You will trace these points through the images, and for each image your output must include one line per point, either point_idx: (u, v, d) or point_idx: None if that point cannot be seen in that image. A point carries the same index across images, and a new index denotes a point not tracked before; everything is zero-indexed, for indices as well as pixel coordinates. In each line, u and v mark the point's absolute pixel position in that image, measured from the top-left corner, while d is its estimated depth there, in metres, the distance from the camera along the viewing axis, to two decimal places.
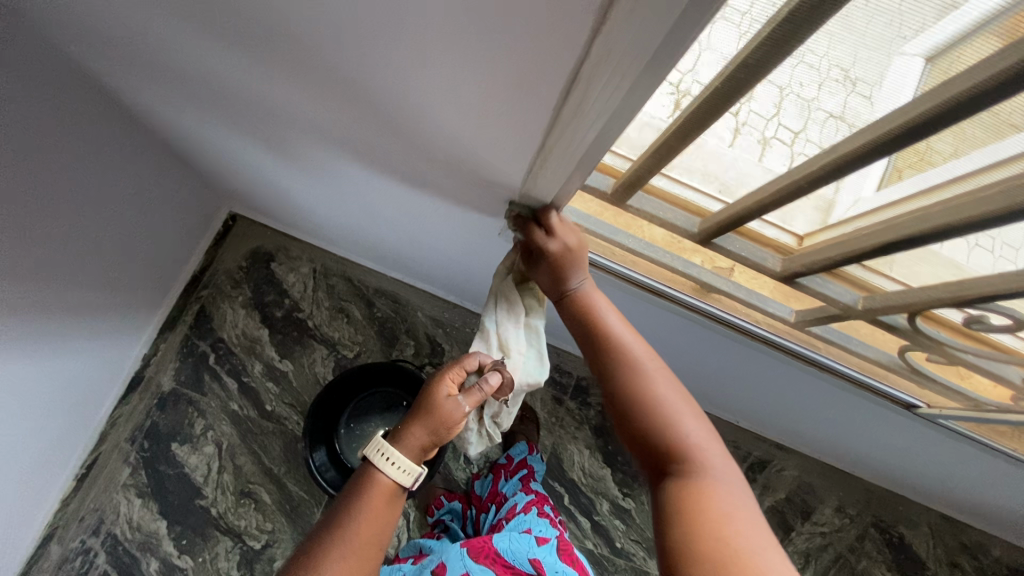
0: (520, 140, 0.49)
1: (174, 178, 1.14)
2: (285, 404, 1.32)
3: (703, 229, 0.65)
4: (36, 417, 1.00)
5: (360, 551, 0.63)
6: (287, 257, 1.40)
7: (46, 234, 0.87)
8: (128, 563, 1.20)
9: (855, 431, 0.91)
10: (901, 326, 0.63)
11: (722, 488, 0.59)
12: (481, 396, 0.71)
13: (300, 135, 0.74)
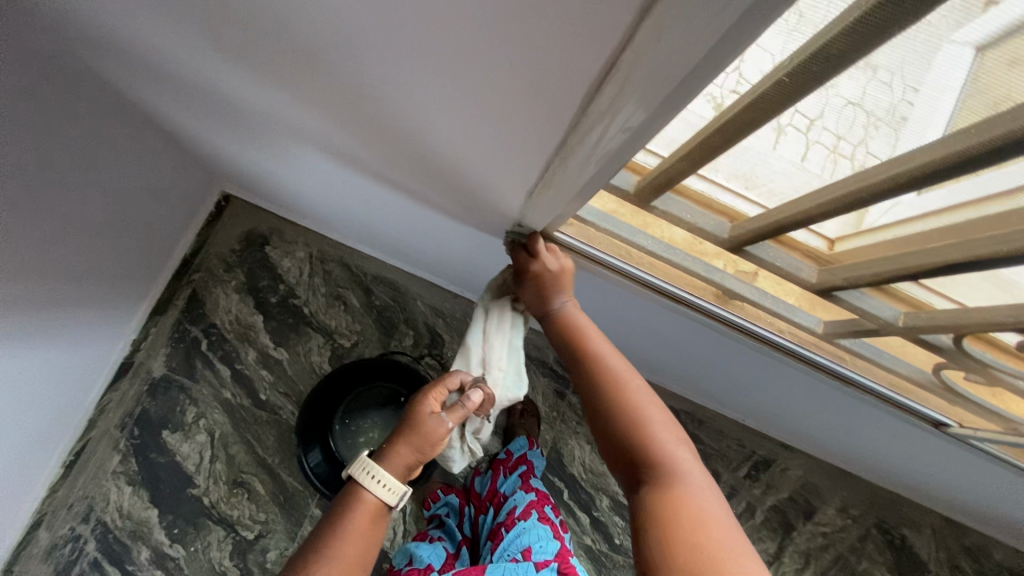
0: (537, 138, 0.44)
1: (163, 157, 1.08)
2: (279, 393, 1.28)
3: (735, 235, 0.60)
4: (23, 408, 0.96)
5: (345, 570, 0.59)
6: (283, 241, 1.35)
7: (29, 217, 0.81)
8: (118, 551, 1.18)
9: (872, 441, 0.87)
10: (947, 347, 0.57)
11: (694, 492, 0.56)
12: (464, 414, 0.69)
13: (294, 119, 0.68)
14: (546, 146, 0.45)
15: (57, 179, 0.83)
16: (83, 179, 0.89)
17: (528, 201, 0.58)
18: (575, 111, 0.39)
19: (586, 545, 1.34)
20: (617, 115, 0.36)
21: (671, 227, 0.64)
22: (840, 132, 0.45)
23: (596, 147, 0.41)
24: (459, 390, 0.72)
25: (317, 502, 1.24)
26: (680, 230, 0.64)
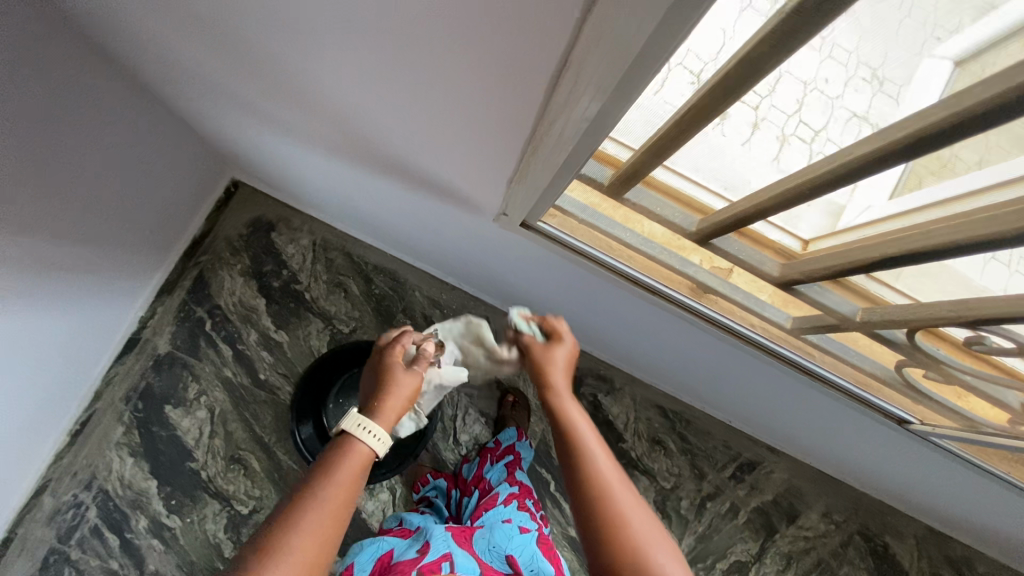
0: (513, 126, 0.48)
1: (176, 140, 1.13)
2: (278, 374, 1.32)
3: (701, 228, 0.63)
4: (34, 373, 1.01)
5: (337, 514, 0.57)
6: (288, 228, 1.39)
7: (45, 187, 0.86)
8: (118, 519, 1.22)
9: (846, 440, 0.90)
10: (901, 342, 0.60)
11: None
12: (426, 362, 0.81)
13: (299, 107, 0.72)
14: (519, 135, 0.49)
15: (71, 153, 0.88)
16: (97, 156, 0.94)
17: (508, 184, 0.61)
18: (540, 101, 0.42)
19: (570, 536, 1.36)
20: (575, 106, 0.40)
21: (650, 223, 0.67)
22: (807, 118, 0.47)
23: (563, 136, 0.45)
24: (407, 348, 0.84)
25: None
26: (659, 227, 0.68)
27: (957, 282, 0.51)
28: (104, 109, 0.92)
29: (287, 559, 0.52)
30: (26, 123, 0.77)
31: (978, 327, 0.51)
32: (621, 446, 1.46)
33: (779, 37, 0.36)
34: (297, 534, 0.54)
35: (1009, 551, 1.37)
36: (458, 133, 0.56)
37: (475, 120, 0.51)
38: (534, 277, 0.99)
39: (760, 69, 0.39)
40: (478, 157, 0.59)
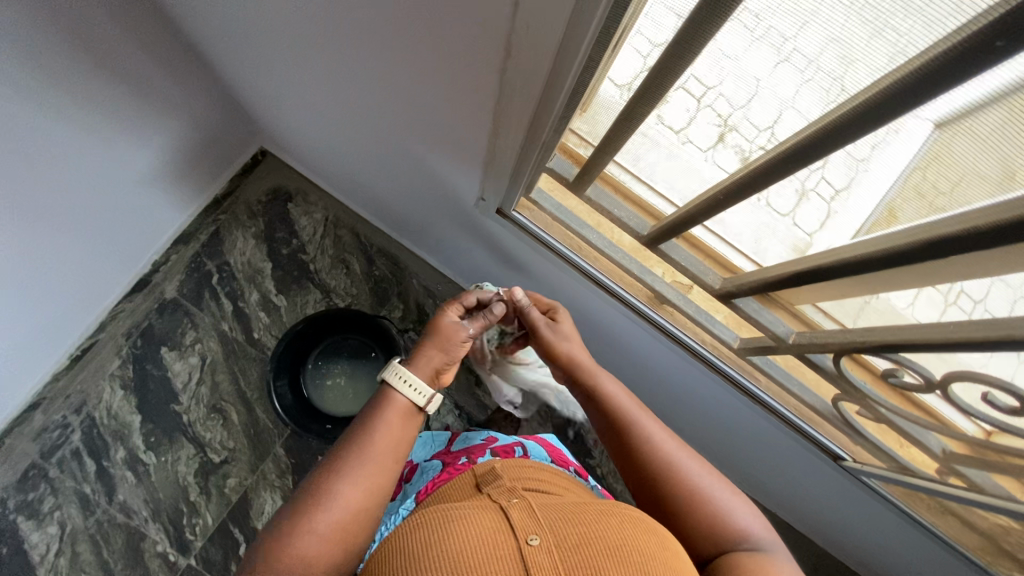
0: (484, 99, 0.56)
1: (214, 102, 1.22)
2: (271, 335, 1.39)
3: (652, 232, 0.68)
4: (50, 292, 1.09)
5: (380, 457, 0.63)
6: (305, 201, 1.47)
7: (85, 122, 0.94)
8: (99, 446, 1.29)
9: (793, 477, 0.91)
10: (829, 368, 0.66)
11: (777, 559, 0.58)
12: (486, 323, 0.82)
13: (321, 78, 0.79)
14: (490, 108, 0.57)
15: (116, 100, 0.98)
16: (140, 104, 1.04)
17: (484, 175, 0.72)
18: (501, 75, 0.50)
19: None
20: (536, 83, 0.47)
21: (620, 231, 0.74)
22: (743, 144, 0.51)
23: (522, 107, 0.52)
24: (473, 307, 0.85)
25: (284, 442, 1.34)
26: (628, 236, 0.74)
27: (891, 314, 0.55)
28: (151, 62, 1.01)
29: (336, 501, 0.58)
30: (82, 65, 0.88)
31: (889, 354, 0.57)
32: (588, 461, 1.44)
33: (680, 41, 0.43)
34: (343, 479, 0.60)
35: None
36: (451, 111, 0.63)
37: (462, 93, 0.57)
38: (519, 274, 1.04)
39: (669, 69, 0.46)
40: (469, 137, 0.66)
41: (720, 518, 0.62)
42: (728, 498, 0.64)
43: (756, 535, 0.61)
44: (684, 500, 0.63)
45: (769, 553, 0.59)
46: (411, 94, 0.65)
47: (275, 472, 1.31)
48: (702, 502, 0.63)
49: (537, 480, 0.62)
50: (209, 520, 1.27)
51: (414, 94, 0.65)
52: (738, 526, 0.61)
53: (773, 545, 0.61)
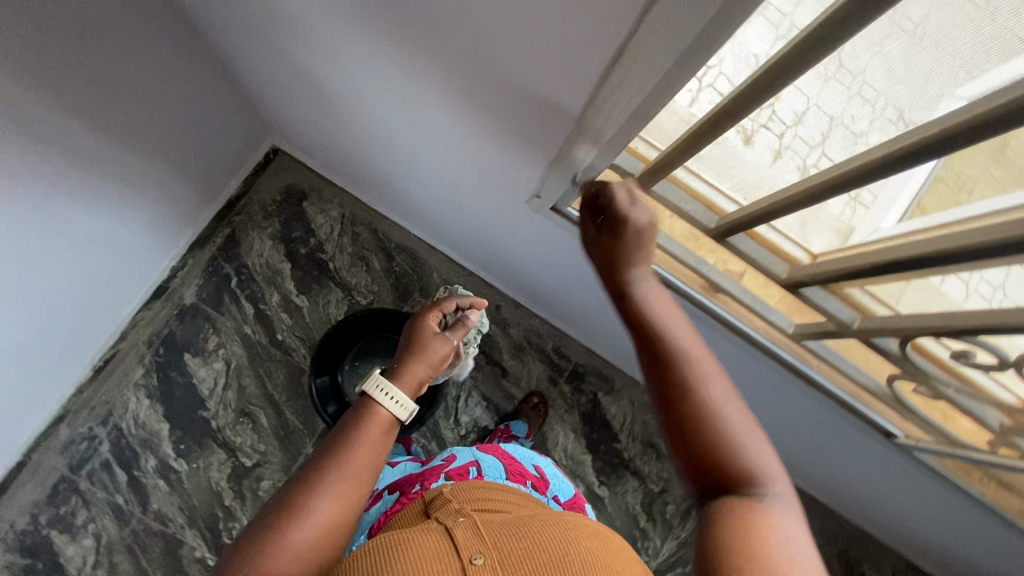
0: (567, 95, 0.56)
1: (228, 97, 1.19)
2: (295, 336, 1.38)
3: (719, 225, 0.69)
4: (75, 296, 1.07)
5: (359, 473, 0.59)
6: (320, 198, 1.45)
7: (103, 117, 0.91)
8: (129, 456, 1.28)
9: (835, 452, 0.93)
10: (893, 352, 0.65)
11: (789, 524, 0.48)
12: (466, 329, 0.79)
13: (364, 67, 0.78)
14: (569, 100, 0.56)
15: (132, 99, 0.95)
16: (155, 102, 1.01)
17: (553, 171, 0.72)
18: (599, 75, 0.50)
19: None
20: (637, 80, 0.48)
21: (674, 218, 0.73)
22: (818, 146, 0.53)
23: (618, 105, 0.52)
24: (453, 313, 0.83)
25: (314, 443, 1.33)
26: (680, 223, 0.74)
27: (946, 297, 0.56)
28: (164, 57, 0.98)
29: (309, 518, 0.55)
30: (97, 62, 0.85)
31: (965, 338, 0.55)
32: (614, 446, 1.46)
33: (792, 60, 0.42)
34: (318, 495, 0.56)
35: None
36: (514, 103, 0.62)
37: (534, 87, 0.57)
38: (557, 259, 1.04)
39: (769, 87, 0.46)
40: (533, 129, 0.66)
41: (737, 464, 0.50)
42: (756, 448, 0.51)
43: (776, 492, 0.50)
44: (704, 438, 0.51)
45: (783, 515, 0.48)
46: (469, 86, 0.65)
47: None
48: (719, 443, 0.51)
49: (491, 500, 0.60)
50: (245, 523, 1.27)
51: (473, 84, 0.64)
52: (756, 478, 0.50)
53: (793, 514, 0.49)
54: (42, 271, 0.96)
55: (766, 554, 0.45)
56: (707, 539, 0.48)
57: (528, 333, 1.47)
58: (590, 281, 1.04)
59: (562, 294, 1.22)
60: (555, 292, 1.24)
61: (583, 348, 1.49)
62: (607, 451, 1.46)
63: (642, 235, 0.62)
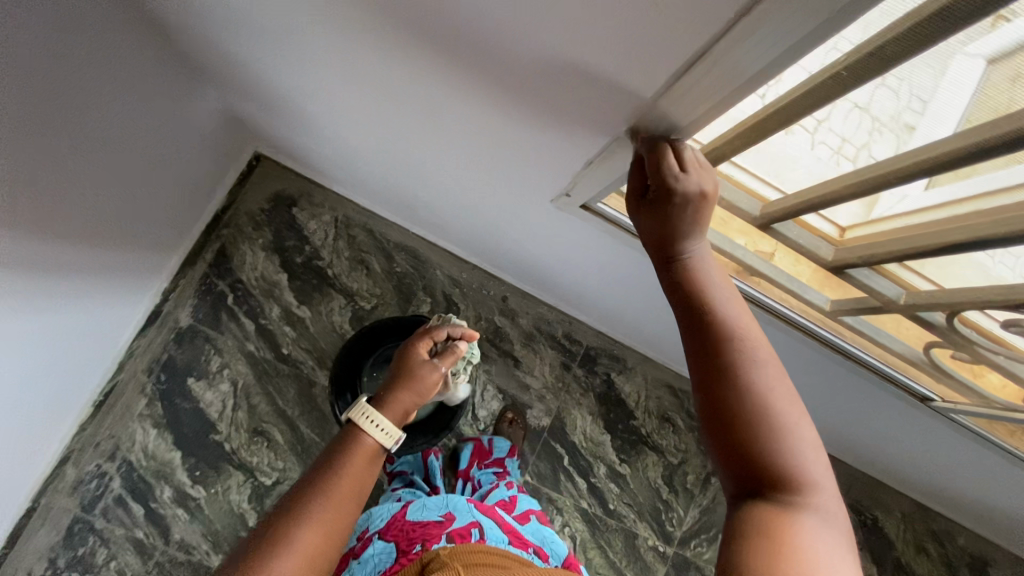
0: (620, 97, 0.54)
1: (203, 103, 1.11)
2: (301, 349, 1.34)
3: (765, 214, 0.67)
4: (68, 329, 1.01)
5: (341, 502, 0.60)
6: (310, 203, 1.39)
7: (76, 135, 0.83)
8: (143, 488, 1.24)
9: (863, 399, 0.95)
10: (939, 325, 0.66)
11: (823, 529, 0.48)
12: (455, 358, 0.81)
13: (366, 64, 0.73)
14: (614, 89, 0.53)
15: (106, 117, 0.88)
16: (131, 116, 0.94)
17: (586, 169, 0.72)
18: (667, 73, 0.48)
19: (525, 481, 1.40)
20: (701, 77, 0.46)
21: None
22: (847, 134, 0.55)
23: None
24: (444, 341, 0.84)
25: None
26: None
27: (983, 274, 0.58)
28: (136, 68, 0.91)
29: (290, 547, 0.55)
30: (69, 80, 0.78)
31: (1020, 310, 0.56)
32: (631, 423, 1.45)
33: (884, 57, 0.41)
34: (300, 525, 0.56)
35: (1004, 531, 1.39)
36: (546, 98, 0.60)
37: (572, 85, 0.55)
38: (571, 249, 1.02)
39: (844, 89, 0.44)
40: (568, 126, 0.63)
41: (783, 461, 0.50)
42: (801, 447, 0.51)
43: (814, 492, 0.49)
44: (750, 430, 0.51)
45: (817, 516, 0.48)
46: (495, 81, 0.62)
47: None
48: (766, 438, 0.50)
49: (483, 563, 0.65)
50: None
51: (501, 79, 0.61)
52: (799, 477, 0.50)
53: (828, 515, 0.49)
54: (28, 307, 0.89)
55: (800, 562, 0.45)
56: (738, 535, 0.48)
57: (537, 321, 1.45)
58: (606, 267, 1.02)
59: (573, 281, 1.20)
60: (566, 280, 1.22)
61: (593, 330, 1.47)
62: (624, 429, 1.44)
63: (700, 210, 0.58)
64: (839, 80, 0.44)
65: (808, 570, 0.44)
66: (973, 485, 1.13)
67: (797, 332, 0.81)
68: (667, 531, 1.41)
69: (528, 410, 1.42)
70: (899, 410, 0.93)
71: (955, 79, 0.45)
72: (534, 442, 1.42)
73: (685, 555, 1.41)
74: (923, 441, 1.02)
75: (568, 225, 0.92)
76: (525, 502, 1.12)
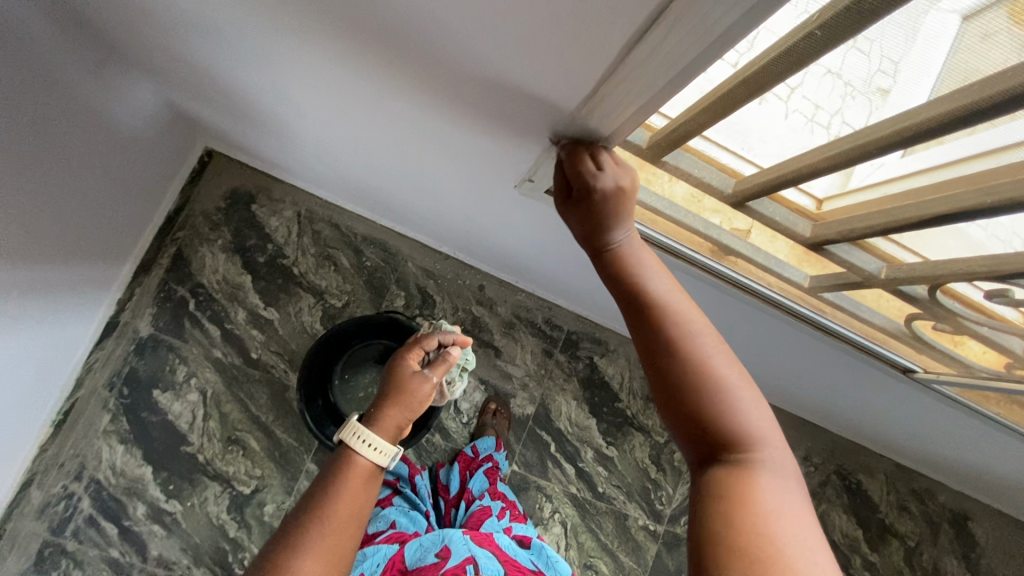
0: (578, 75, 0.49)
1: (145, 100, 1.03)
2: (271, 352, 1.29)
3: (737, 190, 0.64)
4: (19, 351, 0.94)
5: (341, 527, 0.57)
6: (269, 199, 1.32)
7: (8, 145, 0.77)
8: (114, 507, 1.19)
9: (845, 371, 0.93)
10: (920, 297, 0.65)
11: (779, 482, 0.49)
12: (447, 366, 0.74)
13: (305, 51, 0.67)
14: (573, 66, 0.48)
15: (35, 123, 0.80)
16: (63, 120, 0.86)
17: (547, 156, 0.67)
18: (626, 44, 0.43)
19: (513, 470, 1.37)
20: (668, 49, 0.41)
21: (673, 182, 0.69)
22: (819, 100, 0.51)
23: (643, 83, 0.46)
24: (435, 351, 0.78)
25: (312, 458, 1.26)
26: (680, 187, 0.69)
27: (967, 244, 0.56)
28: (62, 68, 0.83)
29: None
30: None
31: (1006, 280, 0.54)
32: (616, 406, 1.43)
33: (863, 11, 0.36)
34: (302, 555, 0.54)
35: (981, 485, 1.42)
36: (500, 80, 0.55)
37: (527, 65, 0.50)
38: (543, 234, 0.98)
39: (818, 51, 0.40)
40: (526, 110, 0.59)
41: (729, 426, 0.50)
42: (749, 409, 0.51)
43: (765, 451, 0.50)
44: (694, 404, 0.51)
45: (774, 473, 0.49)
46: (444, 62, 0.57)
47: None
48: (710, 408, 0.51)
49: None
50: (256, 551, 1.22)
51: (451, 62, 0.56)
52: (748, 438, 0.50)
53: (782, 468, 0.50)
54: None
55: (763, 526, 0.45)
56: (700, 505, 0.49)
57: (516, 309, 1.41)
58: (578, 251, 0.98)
59: (548, 266, 1.16)
60: (542, 266, 1.18)
61: (572, 314, 1.45)
62: (610, 411, 1.43)
63: (622, 198, 0.57)
64: (812, 41, 0.40)
65: (767, 527, 0.45)
66: (953, 447, 1.14)
67: (776, 309, 0.79)
68: (656, 509, 1.41)
69: (511, 399, 1.40)
70: (880, 379, 0.92)
71: (928, 38, 0.41)
72: (519, 432, 1.39)
73: (676, 531, 1.41)
74: (905, 407, 1.01)
75: (536, 211, 0.88)
76: (520, 527, 1.06)
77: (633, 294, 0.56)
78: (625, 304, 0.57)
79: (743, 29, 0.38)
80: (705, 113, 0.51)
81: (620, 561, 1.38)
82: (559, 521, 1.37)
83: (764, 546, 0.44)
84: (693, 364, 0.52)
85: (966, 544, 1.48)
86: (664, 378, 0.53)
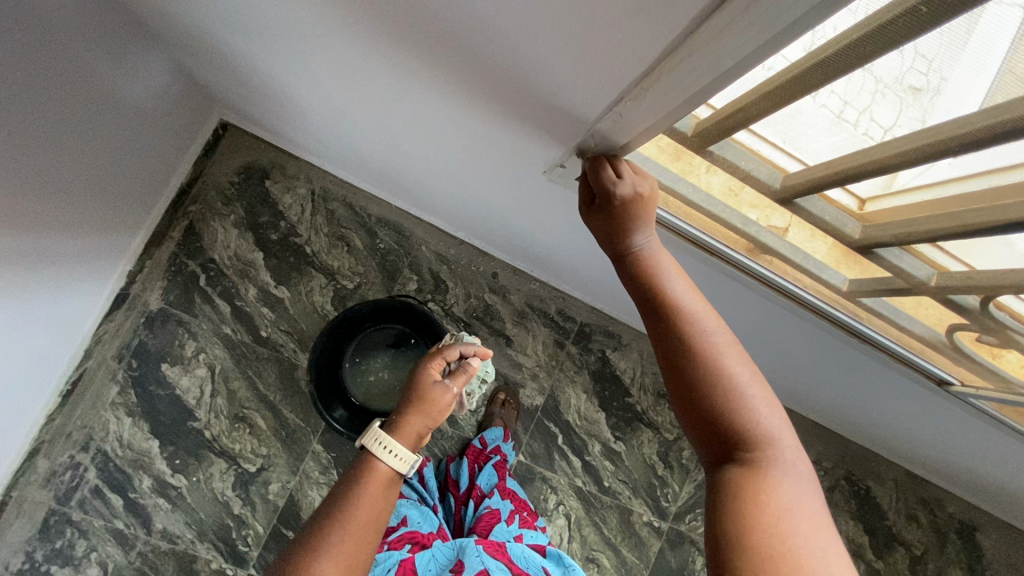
0: (623, 62, 0.46)
1: (161, 70, 1.01)
2: (281, 331, 1.27)
3: (786, 186, 0.60)
4: (29, 322, 0.93)
5: (360, 533, 0.57)
6: (283, 175, 1.30)
7: (25, 111, 0.75)
8: (120, 479, 1.19)
9: (870, 376, 0.90)
10: (970, 309, 0.62)
11: (795, 484, 0.47)
12: (468, 377, 0.72)
13: (328, 26, 0.64)
14: (618, 53, 0.45)
15: (52, 90, 0.79)
16: (77, 89, 0.83)
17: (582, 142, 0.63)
18: (686, 25, 0.39)
19: (519, 460, 1.36)
20: (726, 39, 0.39)
21: (712, 173, 0.65)
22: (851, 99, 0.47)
23: (704, 66, 0.42)
24: (457, 361, 0.75)
25: (320, 439, 1.25)
26: (719, 178, 0.66)
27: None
28: (82, 34, 0.81)
29: None
30: (17, 50, 0.70)
31: None
32: (626, 400, 1.41)
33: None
34: (320, 558, 0.54)
35: (996, 500, 1.39)
36: (536, 63, 0.52)
37: (572, 46, 0.47)
38: (564, 223, 0.95)
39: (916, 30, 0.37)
40: (559, 96, 0.55)
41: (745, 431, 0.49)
42: (763, 409, 0.49)
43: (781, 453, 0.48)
44: (704, 404, 0.50)
45: (790, 476, 0.47)
46: (476, 42, 0.53)
47: (318, 469, 1.25)
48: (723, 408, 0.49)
49: None
50: (260, 529, 1.21)
51: (484, 41, 0.52)
52: (761, 443, 0.48)
53: (799, 472, 0.48)
54: None
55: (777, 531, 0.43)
56: (715, 505, 0.47)
57: (529, 299, 1.39)
58: (599, 242, 0.95)
59: (566, 256, 1.13)
60: (559, 256, 1.15)
61: (586, 307, 1.42)
62: (619, 406, 1.40)
63: (641, 202, 0.56)
64: (915, 17, 0.36)
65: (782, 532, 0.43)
66: (972, 459, 1.11)
67: (806, 312, 0.76)
68: (661, 506, 1.40)
69: (520, 389, 1.38)
70: (907, 388, 0.88)
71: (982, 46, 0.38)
72: (527, 422, 1.38)
73: (680, 529, 1.40)
74: (927, 417, 0.98)
75: (560, 199, 0.84)
76: (532, 536, 1.05)
77: (648, 293, 0.55)
78: (643, 306, 0.55)
79: (815, 15, 0.35)
80: (771, 97, 0.47)
81: (622, 555, 1.37)
82: (563, 513, 1.36)
83: (785, 550, 0.42)
84: (704, 363, 0.50)
85: (972, 555, 1.46)
86: (677, 379, 0.52)
